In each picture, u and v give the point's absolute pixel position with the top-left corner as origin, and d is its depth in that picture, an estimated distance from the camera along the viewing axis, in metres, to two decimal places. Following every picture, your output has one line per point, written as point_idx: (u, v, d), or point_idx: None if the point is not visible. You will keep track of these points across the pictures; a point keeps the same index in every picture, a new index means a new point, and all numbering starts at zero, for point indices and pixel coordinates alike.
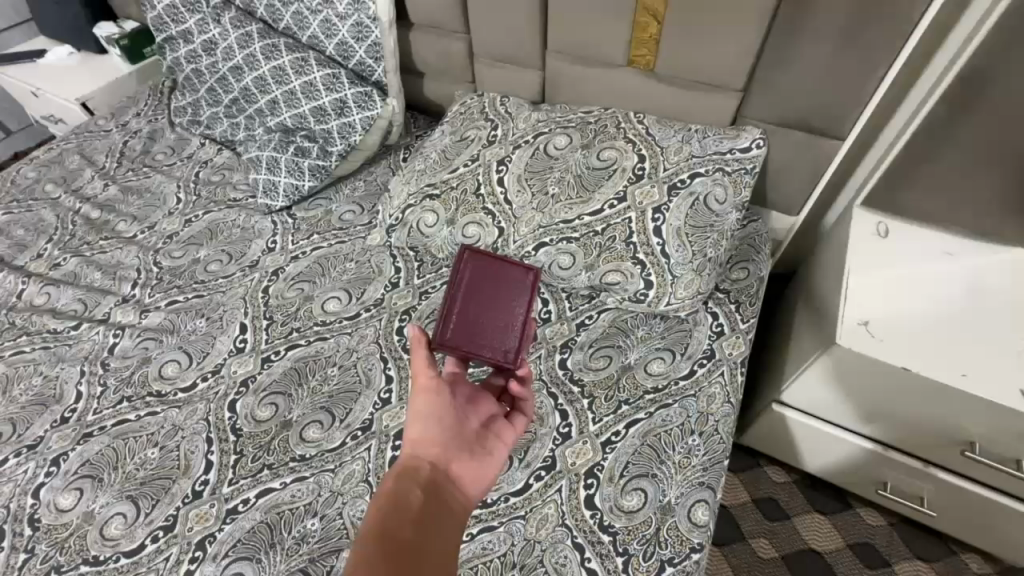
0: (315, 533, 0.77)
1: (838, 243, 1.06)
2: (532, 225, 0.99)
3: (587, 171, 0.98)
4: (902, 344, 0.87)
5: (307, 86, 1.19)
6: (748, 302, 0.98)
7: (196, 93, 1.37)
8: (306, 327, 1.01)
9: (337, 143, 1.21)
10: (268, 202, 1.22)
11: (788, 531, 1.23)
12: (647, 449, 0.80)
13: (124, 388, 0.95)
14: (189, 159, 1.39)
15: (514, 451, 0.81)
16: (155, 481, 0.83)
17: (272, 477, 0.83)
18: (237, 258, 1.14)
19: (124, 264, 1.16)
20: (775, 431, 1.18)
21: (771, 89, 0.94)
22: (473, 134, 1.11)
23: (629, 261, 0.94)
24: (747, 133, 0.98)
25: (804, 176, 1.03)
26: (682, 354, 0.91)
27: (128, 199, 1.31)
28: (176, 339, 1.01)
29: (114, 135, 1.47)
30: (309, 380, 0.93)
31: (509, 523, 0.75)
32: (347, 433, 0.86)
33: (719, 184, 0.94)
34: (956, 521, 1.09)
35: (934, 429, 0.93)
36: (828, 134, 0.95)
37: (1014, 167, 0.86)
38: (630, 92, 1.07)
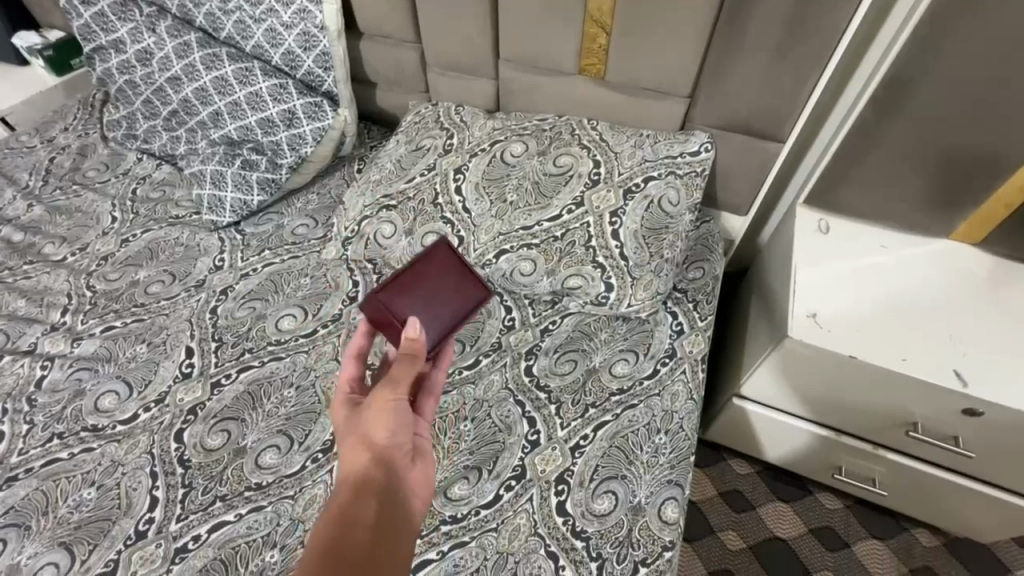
0: (275, 565, 0.72)
1: (785, 241, 1.11)
2: (492, 233, 0.99)
3: (544, 178, 0.99)
4: (848, 333, 0.91)
5: (253, 97, 1.15)
6: (705, 300, 1.00)
7: (131, 105, 1.29)
8: (260, 347, 0.96)
9: (287, 155, 1.17)
10: (214, 218, 1.17)
11: (754, 521, 1.27)
12: (616, 451, 0.80)
13: (54, 424, 0.87)
14: (124, 176, 1.31)
15: (482, 462, 0.80)
16: (91, 525, 0.76)
17: (225, 509, 0.77)
18: (182, 278, 1.08)
19: (54, 289, 1.07)
20: (738, 424, 1.21)
21: (715, 96, 0.98)
22: (429, 143, 1.10)
23: (590, 265, 0.95)
24: (695, 137, 1.01)
25: (750, 177, 1.07)
26: (645, 355, 0.92)
27: (56, 219, 1.21)
28: (114, 367, 0.94)
29: (39, 152, 1.37)
30: (264, 403, 0.88)
31: (481, 536, 0.73)
32: (307, 456, 0.82)
33: (672, 186, 0.97)
34: (906, 499, 1.15)
35: (881, 412, 0.98)
36: (770, 137, 1.00)
37: (934, 170, 0.94)
38: (583, 99, 1.09)
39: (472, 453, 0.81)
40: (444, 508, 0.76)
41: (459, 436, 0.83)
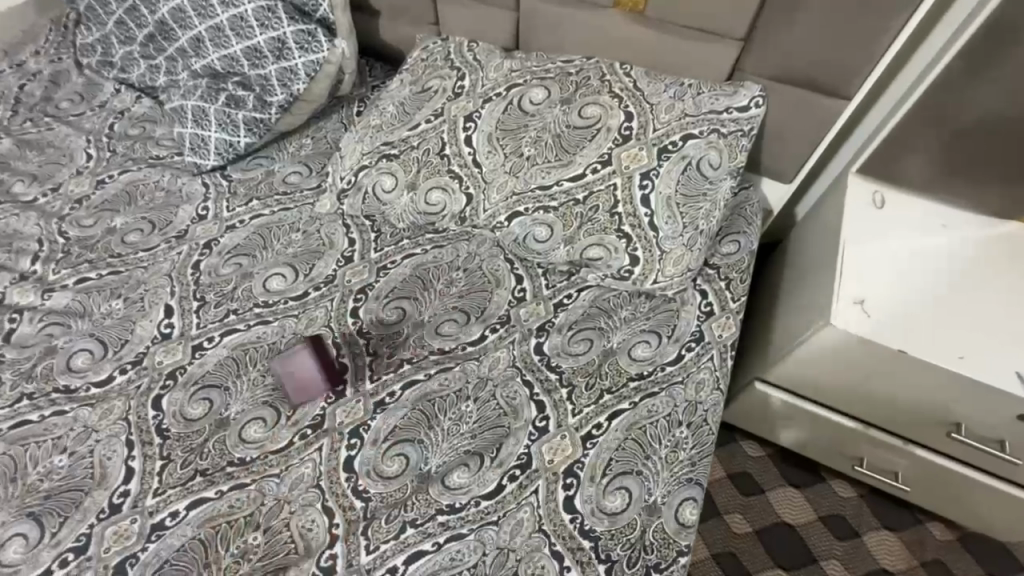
0: (258, 548, 0.67)
1: (830, 214, 0.99)
2: (506, 192, 0.88)
3: (568, 130, 0.87)
4: (900, 324, 0.81)
5: (237, 21, 1.01)
6: (738, 279, 0.90)
7: (104, 27, 1.15)
8: (245, 308, 0.87)
9: (277, 92, 1.04)
10: (197, 161, 1.05)
11: (762, 505, 1.22)
12: (632, 444, 0.73)
13: (23, 383, 0.80)
14: (100, 109, 1.18)
15: (485, 449, 0.73)
16: (63, 494, 0.70)
17: (206, 485, 0.71)
18: (162, 228, 0.98)
19: (23, 233, 0.98)
20: (756, 409, 1.14)
21: (777, 39, 0.84)
22: (437, 84, 0.97)
23: (614, 234, 0.85)
24: (745, 89, 0.87)
25: (803, 140, 0.93)
26: (669, 337, 0.83)
27: (25, 154, 1.10)
28: (88, 324, 0.86)
29: (6, 78, 1.24)
30: (250, 371, 0.81)
31: (481, 530, 0.67)
32: (296, 432, 0.76)
33: (714, 147, 0.85)
34: (928, 494, 1.09)
35: (921, 410, 0.89)
36: (835, 91, 0.86)
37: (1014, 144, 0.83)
38: (615, 39, 0.94)
39: (474, 438, 0.74)
40: (442, 496, 0.70)
41: (460, 418, 0.76)
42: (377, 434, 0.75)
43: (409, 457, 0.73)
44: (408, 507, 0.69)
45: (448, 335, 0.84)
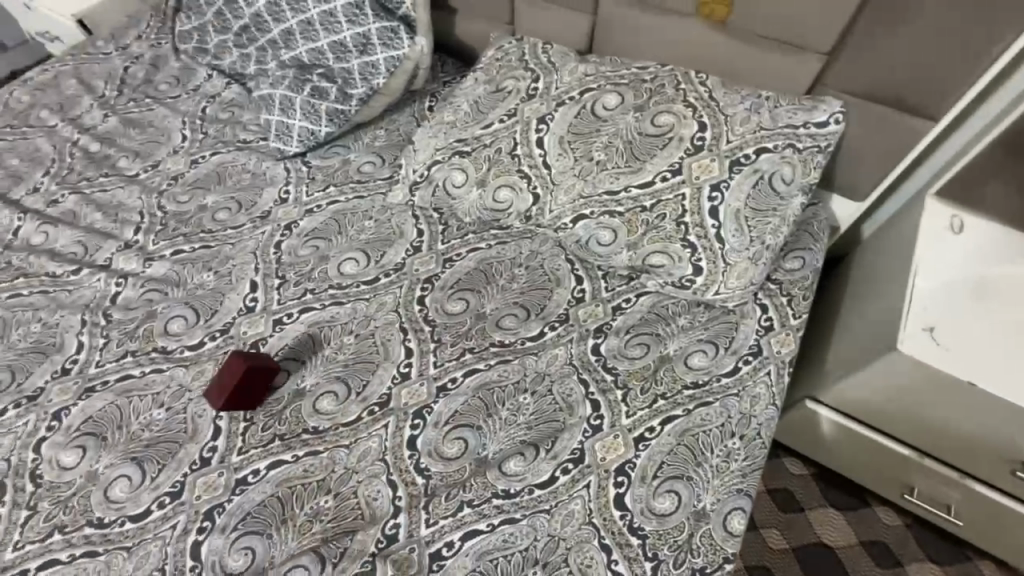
0: (328, 511, 0.73)
1: (903, 236, 0.96)
2: (573, 194, 0.91)
3: (640, 137, 0.88)
4: (972, 355, 0.79)
5: (326, 16, 1.07)
6: (802, 296, 0.89)
7: (203, 17, 1.23)
8: (321, 289, 0.94)
9: (358, 85, 1.10)
10: (281, 147, 1.12)
11: (801, 524, 1.21)
12: (684, 450, 0.75)
13: (127, 341, 0.89)
14: (194, 93, 1.28)
15: (541, 441, 0.76)
16: (161, 444, 0.79)
17: (284, 449, 0.78)
18: (248, 208, 1.06)
19: (127, 205, 1.08)
20: (805, 426, 1.13)
21: (865, 56, 0.82)
22: (511, 85, 0.99)
23: (679, 243, 0.86)
24: (826, 104, 0.86)
25: (882, 159, 0.91)
26: (726, 349, 0.84)
27: (129, 132, 1.21)
28: (183, 292, 0.94)
29: (113, 60, 1.35)
30: (325, 348, 0.87)
31: (533, 516, 0.71)
32: (364, 408, 0.81)
33: (788, 162, 0.84)
34: (983, 532, 1.05)
35: (985, 444, 0.86)
36: (924, 112, 0.83)
37: None
38: (693, 47, 0.94)
39: (530, 429, 0.78)
40: (498, 481, 0.74)
41: (517, 409, 0.79)
42: (439, 417, 0.79)
43: (468, 442, 0.77)
44: (466, 487, 0.74)
45: (509, 329, 0.88)
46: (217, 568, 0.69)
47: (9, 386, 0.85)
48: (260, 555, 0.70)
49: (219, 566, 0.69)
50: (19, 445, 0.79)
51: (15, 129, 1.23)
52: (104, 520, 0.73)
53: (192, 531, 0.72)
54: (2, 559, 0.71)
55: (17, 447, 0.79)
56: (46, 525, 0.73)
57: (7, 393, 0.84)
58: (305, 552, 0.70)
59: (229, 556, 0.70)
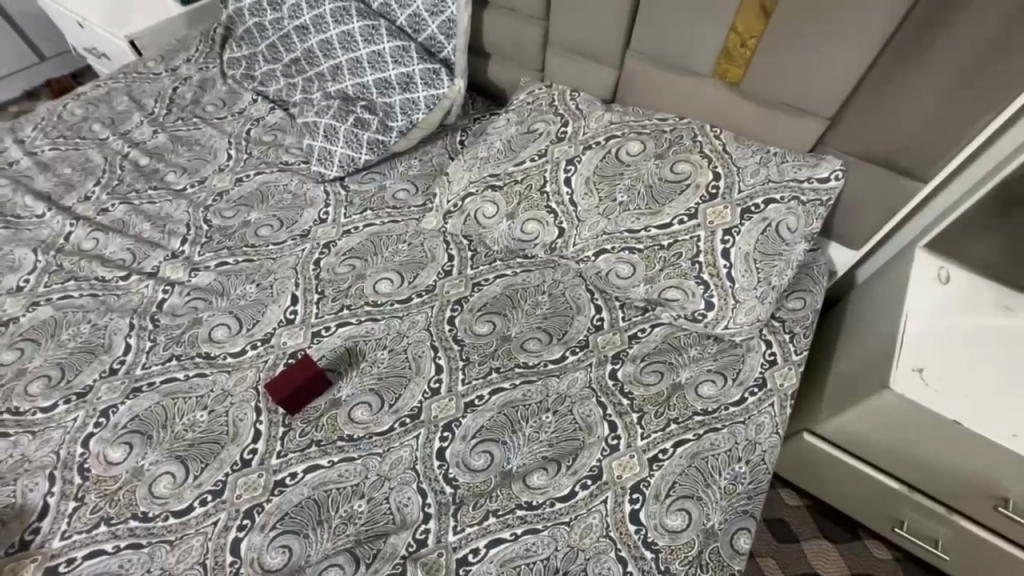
0: (361, 515, 0.77)
1: (894, 284, 1.05)
2: (596, 230, 0.99)
3: (659, 182, 0.97)
4: (955, 394, 0.87)
5: (375, 56, 1.17)
6: (803, 334, 0.97)
7: (255, 47, 1.33)
8: (357, 305, 1.00)
9: (399, 118, 1.19)
10: (321, 170, 1.20)
11: (795, 554, 1.26)
12: (695, 472, 0.81)
13: (173, 345, 0.94)
14: (239, 115, 1.36)
15: (562, 457, 0.82)
16: (204, 445, 0.83)
17: (320, 454, 0.83)
18: (289, 226, 1.13)
19: (174, 217, 1.14)
20: (803, 458, 1.19)
21: (863, 122, 0.92)
22: (542, 127, 1.09)
23: (693, 280, 0.94)
24: (827, 162, 0.95)
25: (877, 213, 1.00)
26: (733, 380, 0.91)
27: (177, 149, 1.28)
28: (226, 302, 1.00)
29: (163, 80, 1.44)
30: (360, 361, 0.93)
31: (554, 528, 0.76)
32: (396, 419, 0.87)
33: (793, 213, 0.93)
34: (970, 569, 1.10)
35: (969, 481, 0.93)
36: (914, 174, 0.93)
37: None
38: (709, 103, 1.04)
39: (552, 446, 0.83)
40: (521, 494, 0.79)
41: (540, 426, 0.85)
42: (466, 431, 0.85)
43: (494, 455, 0.82)
44: (491, 498, 0.79)
45: (533, 352, 0.94)
46: (255, 564, 0.73)
47: (59, 383, 0.89)
48: (297, 553, 0.74)
49: (257, 562, 0.73)
50: (68, 439, 0.83)
51: (67, 139, 1.30)
52: (148, 514, 0.77)
53: (233, 528, 0.76)
54: (49, 548, 0.74)
55: (66, 441, 0.83)
56: (93, 516, 0.77)
57: (56, 389, 0.89)
58: (340, 552, 0.74)
59: (267, 554, 0.74)
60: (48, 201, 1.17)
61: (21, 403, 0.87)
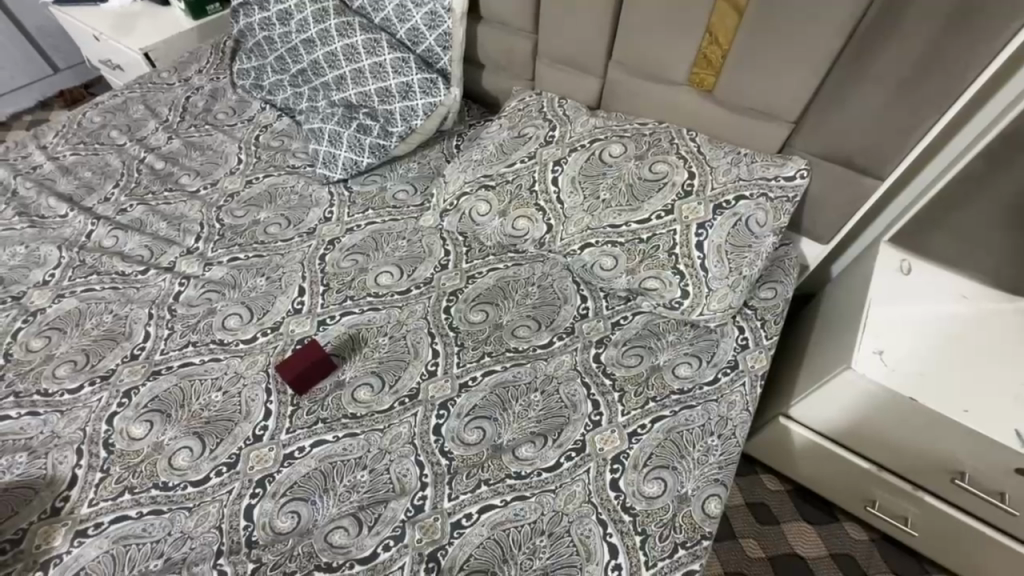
0: (364, 484, 0.84)
1: (861, 276, 1.13)
2: (581, 226, 1.07)
3: (639, 181, 1.05)
4: (913, 374, 0.93)
5: (376, 66, 1.25)
6: (774, 320, 1.05)
7: (264, 59, 1.42)
8: (360, 296, 1.08)
9: (399, 124, 1.27)
10: (326, 172, 1.28)
11: (776, 535, 1.32)
12: (670, 444, 0.88)
13: (189, 333, 1.02)
14: (248, 122, 1.44)
15: (549, 431, 0.89)
16: (219, 422, 0.90)
17: (326, 430, 0.90)
18: (296, 224, 1.21)
19: (188, 217, 1.22)
20: (780, 442, 1.26)
21: (822, 126, 1.00)
22: (532, 132, 1.17)
23: (669, 270, 1.01)
24: (792, 163, 1.04)
25: (841, 209, 1.08)
26: (708, 362, 0.98)
27: (190, 154, 1.37)
28: (238, 294, 1.08)
29: (176, 89, 1.53)
30: (363, 347, 1.01)
31: (541, 494, 0.83)
32: (396, 398, 0.94)
33: (761, 208, 1.01)
34: (937, 543, 1.16)
35: (929, 456, 0.99)
36: (871, 173, 1.01)
37: None
38: (686, 109, 1.13)
39: (539, 422, 0.90)
40: (511, 464, 0.86)
41: (528, 405, 0.93)
42: (461, 409, 0.92)
43: (486, 431, 0.90)
44: (483, 468, 0.86)
45: (523, 338, 1.02)
46: (267, 527, 0.80)
47: (84, 367, 0.97)
48: (305, 517, 0.81)
49: (269, 526, 0.80)
50: (93, 417, 0.91)
51: (87, 145, 1.38)
52: (168, 484, 0.84)
53: (246, 496, 0.83)
54: (78, 513, 0.81)
55: (92, 419, 0.91)
56: (118, 486, 0.84)
57: (82, 372, 0.96)
58: (344, 516, 0.81)
59: (278, 518, 0.81)
60: (70, 202, 1.25)
61: (49, 385, 0.95)
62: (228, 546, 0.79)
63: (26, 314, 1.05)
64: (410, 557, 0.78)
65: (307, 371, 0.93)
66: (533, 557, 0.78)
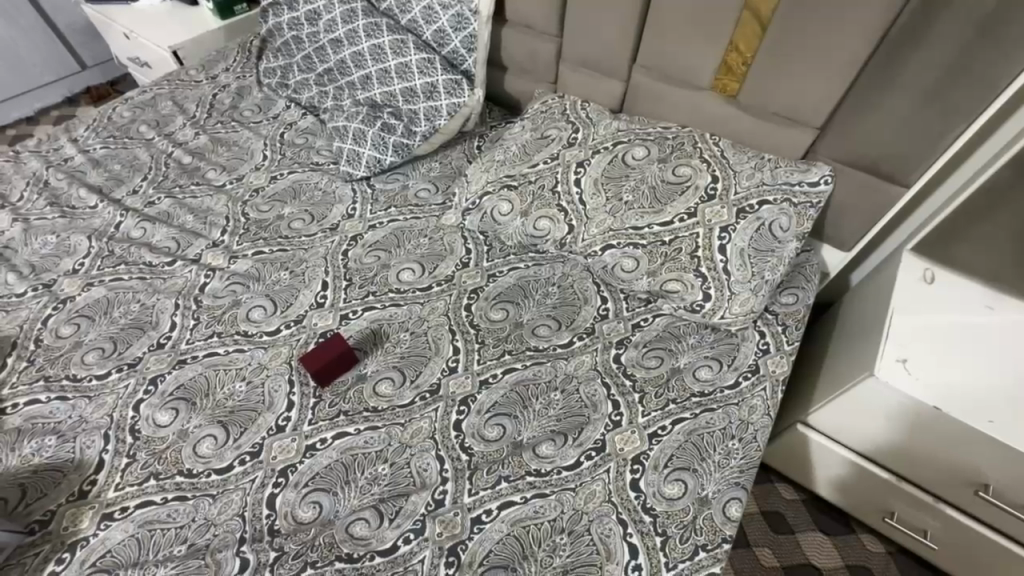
0: (385, 477, 0.85)
1: (883, 284, 1.12)
2: (603, 227, 1.07)
3: (662, 184, 1.06)
4: (938, 384, 0.92)
5: (402, 67, 1.27)
6: (795, 326, 1.04)
7: (291, 58, 1.45)
8: (382, 292, 1.09)
9: (422, 124, 1.29)
10: (350, 170, 1.30)
11: (791, 544, 1.31)
12: (691, 446, 0.88)
13: (214, 324, 1.03)
14: (274, 120, 1.47)
15: (569, 430, 0.90)
16: (242, 412, 0.91)
17: (347, 422, 0.91)
18: (319, 220, 1.22)
19: (214, 211, 1.25)
20: (797, 450, 1.24)
21: (847, 132, 1.00)
22: (554, 133, 1.18)
23: (691, 273, 1.02)
24: (817, 168, 1.04)
25: (865, 216, 1.08)
26: (729, 365, 0.98)
27: (217, 149, 1.39)
28: (263, 287, 1.09)
29: (204, 86, 1.56)
30: (384, 342, 1.02)
31: (561, 492, 0.83)
32: (417, 393, 0.94)
33: (785, 213, 1.01)
34: (957, 558, 1.14)
35: (952, 468, 0.98)
36: (896, 181, 1.01)
37: None
38: (710, 114, 1.13)
39: (559, 421, 0.91)
40: (531, 461, 0.86)
41: (548, 403, 0.93)
42: (481, 406, 0.92)
43: (506, 427, 0.90)
44: (504, 465, 0.86)
45: (543, 337, 1.02)
46: (289, 517, 0.81)
47: (111, 354, 0.99)
48: (326, 508, 0.81)
49: (291, 515, 0.81)
50: (120, 403, 0.92)
51: (117, 139, 1.41)
52: (192, 471, 0.85)
53: (269, 485, 0.84)
54: (105, 497, 0.83)
55: (119, 405, 0.92)
56: (143, 471, 0.85)
57: (110, 359, 0.98)
58: (365, 509, 0.82)
59: (300, 508, 0.82)
60: (100, 193, 1.28)
61: (78, 370, 0.97)
62: (251, 534, 0.79)
63: (56, 301, 1.07)
64: (430, 550, 0.78)
65: (330, 364, 0.94)
66: (553, 554, 0.77)
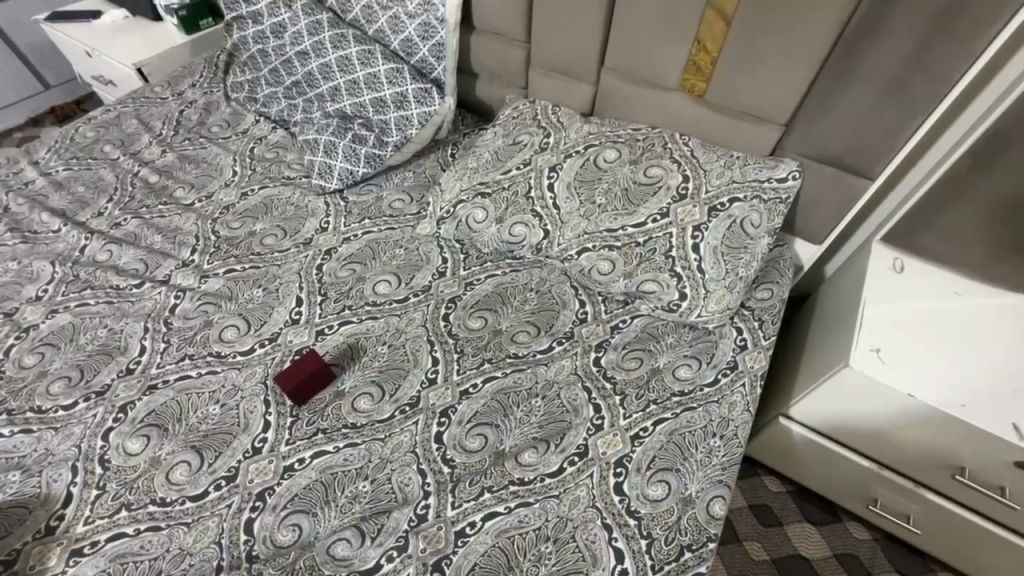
0: (365, 494, 0.83)
1: (856, 274, 1.14)
2: (578, 230, 1.07)
3: (634, 186, 1.06)
4: (911, 371, 0.93)
5: (371, 77, 1.26)
6: (771, 320, 1.05)
7: (258, 72, 1.44)
8: (358, 305, 1.07)
9: (394, 134, 1.28)
10: (322, 183, 1.28)
11: (780, 537, 1.32)
12: (673, 446, 0.88)
13: (186, 346, 1.01)
14: (243, 134, 1.44)
15: (551, 437, 0.89)
16: (217, 435, 0.89)
17: (326, 440, 0.89)
18: (292, 235, 1.20)
19: (183, 229, 1.22)
20: (780, 442, 1.26)
21: (812, 128, 1.02)
22: (526, 139, 1.18)
23: (667, 272, 1.02)
24: (784, 164, 1.05)
25: (834, 209, 1.10)
26: (708, 363, 0.99)
27: (185, 166, 1.36)
28: (235, 305, 1.07)
29: (170, 103, 1.53)
30: (362, 356, 1.00)
31: (545, 500, 0.83)
32: (396, 407, 0.93)
33: (756, 210, 1.02)
34: (939, 541, 1.16)
35: (929, 453, 0.99)
36: (862, 173, 1.03)
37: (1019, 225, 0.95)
38: (679, 113, 1.14)
39: (541, 427, 0.90)
40: (514, 469, 0.86)
41: (529, 411, 0.92)
42: (462, 416, 0.91)
43: (488, 437, 0.89)
44: (486, 475, 0.85)
45: (523, 343, 1.01)
46: (268, 541, 0.79)
47: (78, 382, 0.96)
48: (307, 530, 0.80)
49: (269, 539, 0.79)
50: (89, 433, 0.89)
51: (80, 160, 1.38)
52: (166, 499, 0.83)
53: (247, 509, 0.82)
54: (74, 532, 0.80)
55: (87, 435, 0.89)
56: (114, 503, 0.82)
57: (76, 388, 0.95)
58: (347, 528, 0.80)
59: (279, 532, 0.80)
60: (63, 217, 1.24)
61: (43, 402, 0.94)
62: (229, 561, 0.77)
63: (19, 330, 1.03)
64: (414, 567, 0.77)
65: (307, 379, 0.92)
66: (538, 564, 0.77)
